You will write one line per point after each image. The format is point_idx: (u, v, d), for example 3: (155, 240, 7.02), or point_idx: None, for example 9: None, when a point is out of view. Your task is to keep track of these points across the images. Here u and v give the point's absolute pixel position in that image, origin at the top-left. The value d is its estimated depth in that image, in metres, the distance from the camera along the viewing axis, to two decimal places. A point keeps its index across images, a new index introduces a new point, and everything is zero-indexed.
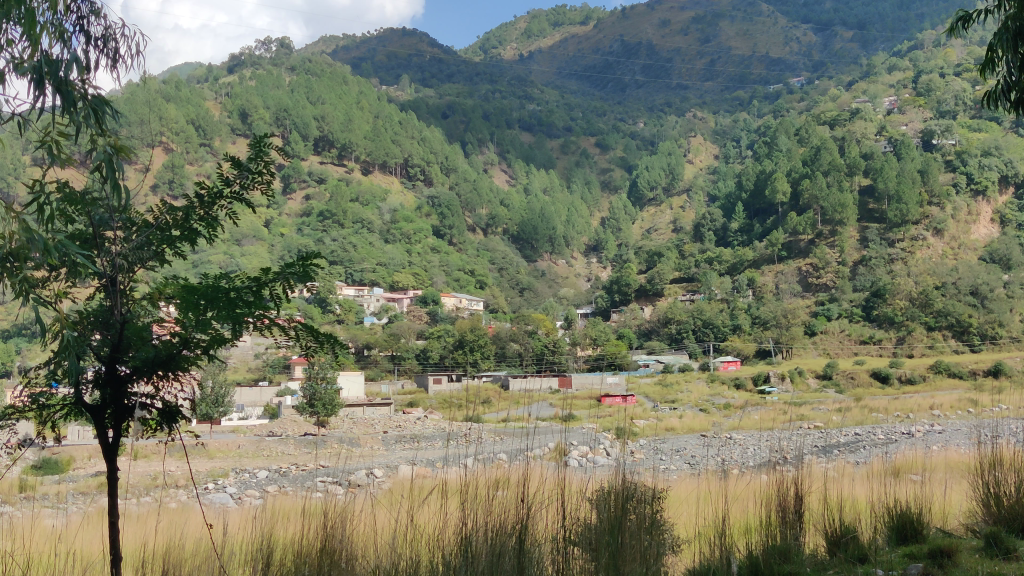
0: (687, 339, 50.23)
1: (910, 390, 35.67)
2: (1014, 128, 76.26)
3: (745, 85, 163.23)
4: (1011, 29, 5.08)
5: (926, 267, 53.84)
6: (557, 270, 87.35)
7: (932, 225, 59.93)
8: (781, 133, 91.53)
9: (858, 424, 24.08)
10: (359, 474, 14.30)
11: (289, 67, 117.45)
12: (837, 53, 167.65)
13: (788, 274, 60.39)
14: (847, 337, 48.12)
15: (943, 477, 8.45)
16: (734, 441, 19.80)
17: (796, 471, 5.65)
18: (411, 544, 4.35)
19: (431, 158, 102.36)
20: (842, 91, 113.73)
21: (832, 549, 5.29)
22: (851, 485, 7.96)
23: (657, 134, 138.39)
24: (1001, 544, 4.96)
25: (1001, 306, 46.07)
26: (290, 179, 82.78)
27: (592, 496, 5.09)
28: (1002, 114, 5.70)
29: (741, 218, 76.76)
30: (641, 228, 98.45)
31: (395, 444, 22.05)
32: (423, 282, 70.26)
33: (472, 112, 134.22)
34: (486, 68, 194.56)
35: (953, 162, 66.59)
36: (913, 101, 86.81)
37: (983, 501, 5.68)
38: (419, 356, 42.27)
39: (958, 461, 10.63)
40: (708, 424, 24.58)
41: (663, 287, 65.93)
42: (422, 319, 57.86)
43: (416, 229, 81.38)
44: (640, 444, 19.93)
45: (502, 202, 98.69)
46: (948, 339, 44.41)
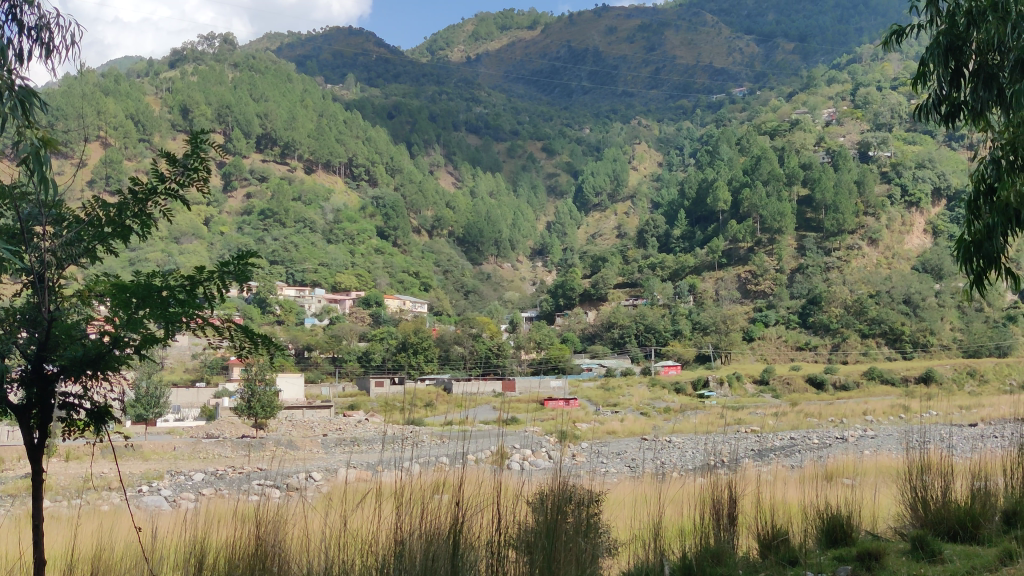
0: (630, 343, 50.71)
1: (843, 396, 36.58)
2: (947, 141, 78.55)
3: (689, 95, 165.20)
4: (942, 44, 5.52)
5: (861, 276, 55.27)
6: (502, 273, 87.40)
7: (867, 235, 61.47)
8: (723, 142, 93.01)
9: (793, 428, 24.71)
10: (296, 479, 14.20)
11: (232, 63, 115.78)
12: (779, 64, 170.51)
13: (728, 281, 61.25)
14: (783, 343, 49.10)
15: (872, 483, 8.69)
16: (673, 446, 20.11)
17: (730, 476, 5.75)
18: (344, 546, 4.32)
19: (376, 158, 101.78)
20: (783, 103, 115.96)
21: (763, 551, 5.38)
22: (786, 488, 8.11)
23: (602, 140, 139.52)
24: (926, 546, 5.10)
25: (932, 315, 47.40)
26: (232, 176, 81.71)
27: (529, 499, 5.06)
28: (932, 127, 6.01)
29: (683, 225, 77.90)
30: (586, 233, 98.88)
31: (334, 447, 21.89)
32: (367, 284, 69.65)
33: (418, 113, 133.74)
34: (434, 70, 194.00)
35: (888, 173, 68.44)
36: (850, 113, 88.82)
37: (912, 505, 5.82)
38: (361, 358, 42.09)
39: (888, 465, 11.00)
40: (648, 427, 24.90)
41: (608, 292, 66.39)
42: (363, 321, 57.53)
43: (361, 230, 80.73)
44: (581, 448, 20.12)
45: (448, 204, 98.15)
46: (882, 346, 45.64)
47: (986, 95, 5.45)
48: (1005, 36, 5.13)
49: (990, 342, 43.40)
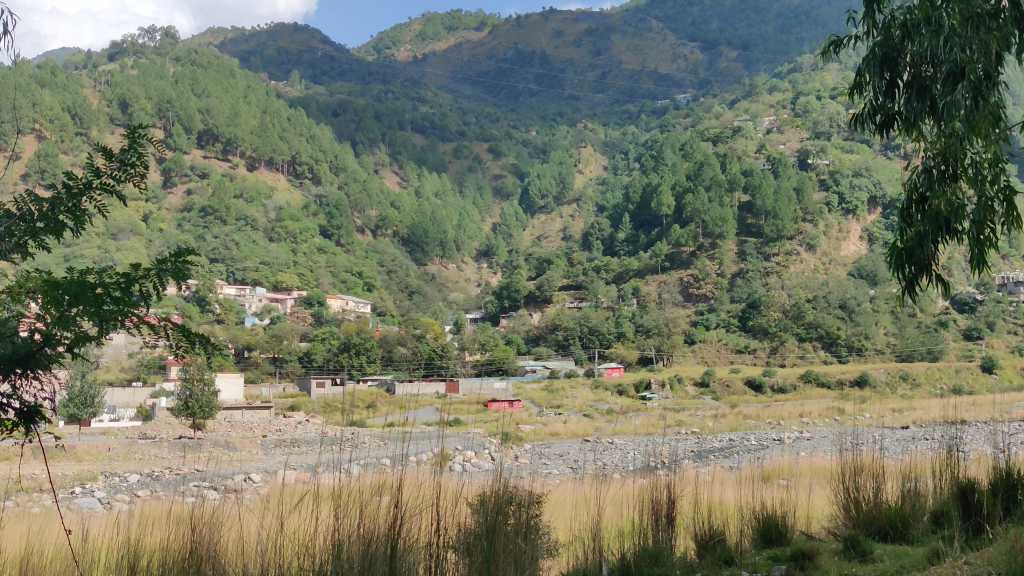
0: (574, 345, 50.93)
1: (781, 398, 37.26)
2: (883, 150, 80.48)
3: (634, 100, 166.77)
4: (879, 55, 5.68)
5: (799, 281, 56.36)
6: (446, 274, 87.22)
7: (805, 241, 62.70)
8: (667, 147, 94.07)
9: (731, 430, 25.10)
10: (236, 480, 13.99)
11: (173, 58, 113.80)
12: (722, 71, 173.19)
13: (671, 285, 61.89)
14: (724, 346, 49.75)
15: (806, 484, 8.83)
16: (615, 448, 20.29)
17: (670, 478, 5.80)
18: (280, 547, 4.24)
19: (320, 156, 100.71)
20: (725, 110, 117.78)
21: (700, 552, 5.44)
22: (723, 489, 8.22)
23: (548, 142, 139.92)
24: (858, 546, 5.21)
25: (867, 319, 48.55)
26: (171, 172, 80.11)
27: (470, 501, 5.02)
28: (867, 136, 6.17)
29: (627, 228, 78.59)
30: (531, 236, 98.98)
31: (273, 449, 21.62)
32: (309, 283, 68.82)
33: (363, 111, 132.74)
34: (379, 68, 192.57)
35: (827, 181, 69.95)
36: (791, 121, 90.47)
37: (844, 507, 5.95)
38: (302, 358, 41.63)
39: (822, 466, 11.25)
40: (590, 428, 25.08)
41: (552, 294, 66.59)
42: (305, 321, 56.93)
43: (303, 229, 79.75)
44: (524, 449, 20.19)
45: (393, 204, 97.50)
46: (818, 350, 46.60)
47: (919, 104, 5.63)
48: (936, 48, 5.32)
49: (922, 346, 44.72)
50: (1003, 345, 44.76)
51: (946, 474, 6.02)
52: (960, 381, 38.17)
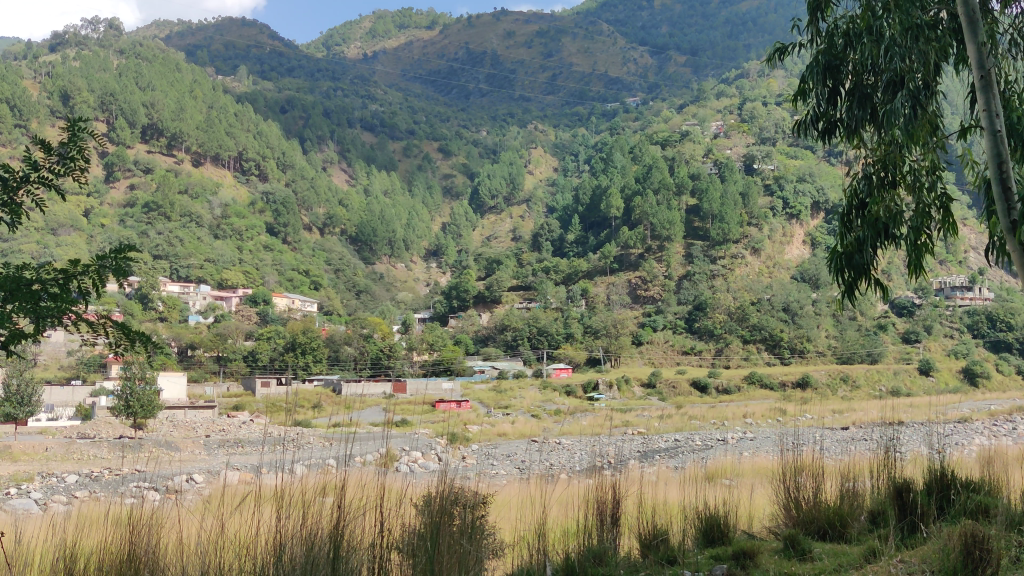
0: (522, 346, 51.05)
1: (726, 400, 37.77)
2: (827, 157, 82.07)
3: (584, 102, 167.73)
4: (822, 63, 5.78)
5: (744, 284, 57.26)
6: (395, 274, 86.83)
7: (750, 244, 63.73)
8: (617, 150, 94.77)
9: (676, 429, 25.42)
10: (178, 482, 13.84)
11: (117, 50, 111.59)
12: (671, 75, 175.04)
13: (620, 286, 62.26)
14: (670, 347, 50.25)
15: (747, 485, 8.93)
16: (562, 448, 20.41)
17: (614, 479, 5.83)
18: (224, 548, 4.15)
19: (267, 153, 99.51)
20: (673, 114, 119.19)
21: (644, 552, 5.48)
22: (668, 489, 8.29)
23: (499, 143, 139.91)
24: (797, 545, 5.33)
25: (809, 322, 49.48)
26: (114, 167, 78.51)
27: (414, 502, 4.98)
28: (809, 142, 6.28)
29: (576, 230, 78.99)
30: (481, 236, 98.90)
31: (218, 448, 21.33)
32: (254, 281, 67.96)
33: (312, 108, 131.46)
34: (328, 65, 190.69)
35: (772, 186, 71.14)
36: (737, 126, 91.76)
37: (785, 505, 6.04)
38: (247, 357, 41.07)
39: (763, 466, 11.48)
40: (537, 428, 25.21)
41: (501, 294, 66.67)
42: (251, 319, 56.15)
43: (249, 226, 78.56)
44: (472, 449, 20.21)
45: (341, 202, 96.72)
46: (762, 351, 47.46)
47: (860, 113, 5.77)
48: (877, 58, 5.42)
49: (861, 349, 45.86)
50: (939, 348, 46.03)
51: (884, 474, 6.13)
52: (898, 383, 39.20)
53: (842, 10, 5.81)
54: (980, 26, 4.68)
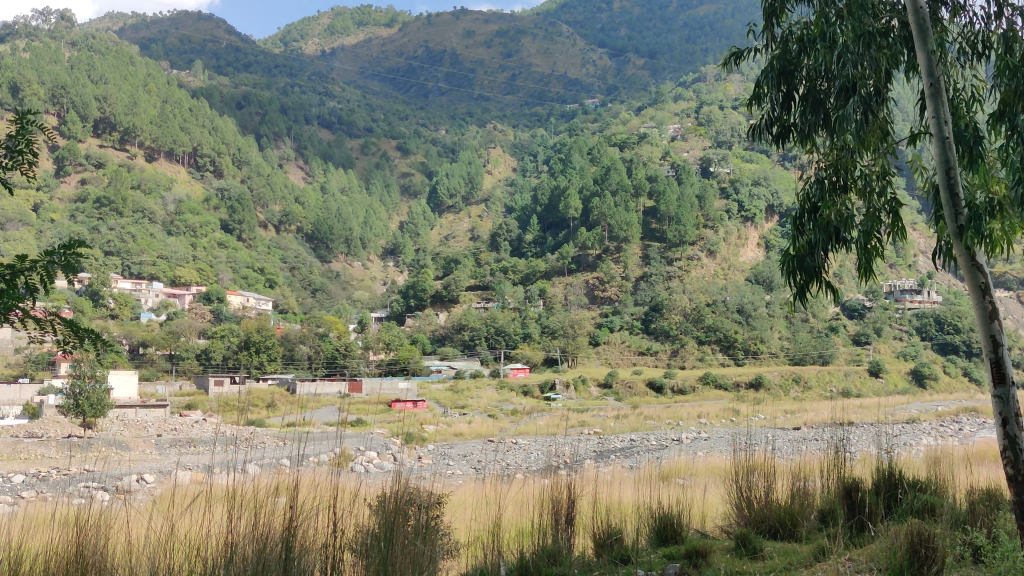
0: (479, 346, 51.05)
1: (681, 400, 38.13)
2: (781, 161, 83.16)
3: (543, 103, 168.39)
4: (776, 67, 5.86)
5: (699, 286, 57.84)
6: (351, 273, 86.24)
7: (706, 246, 64.44)
8: (575, 151, 95.11)
9: (632, 429, 25.63)
10: (129, 482, 13.67)
11: (69, 42, 109.47)
12: (630, 78, 176.16)
13: (577, 287, 62.51)
14: (627, 347, 50.51)
15: (701, 485, 8.98)
16: (519, 448, 20.46)
17: (570, 479, 5.84)
18: (174, 550, 4.07)
19: (222, 149, 98.31)
20: (631, 116, 120.07)
21: (598, 550, 5.51)
22: (622, 489, 8.33)
23: (457, 142, 139.63)
24: (748, 544, 5.40)
25: (763, 324, 50.12)
26: (65, 161, 77.03)
27: (369, 502, 4.93)
28: (764, 145, 6.36)
29: (535, 230, 79.15)
30: (439, 235, 98.66)
31: (170, 448, 21.07)
32: (208, 280, 67.11)
33: (269, 105, 130.19)
34: (286, 61, 188.84)
35: (727, 189, 72.00)
36: (694, 130, 92.64)
37: (737, 504, 6.11)
38: (200, 356, 40.55)
39: (716, 466, 11.59)
40: (494, 428, 25.25)
41: (458, 294, 66.57)
42: (204, 317, 55.39)
43: (204, 223, 77.55)
44: (428, 449, 20.19)
45: (297, 200, 95.95)
46: (716, 352, 48.06)
47: (812, 117, 5.86)
48: (829, 63, 5.48)
49: (813, 351, 46.61)
50: (889, 351, 46.94)
51: (832, 474, 6.25)
52: (849, 385, 39.90)
53: (796, 15, 5.90)
54: (928, 35, 4.79)
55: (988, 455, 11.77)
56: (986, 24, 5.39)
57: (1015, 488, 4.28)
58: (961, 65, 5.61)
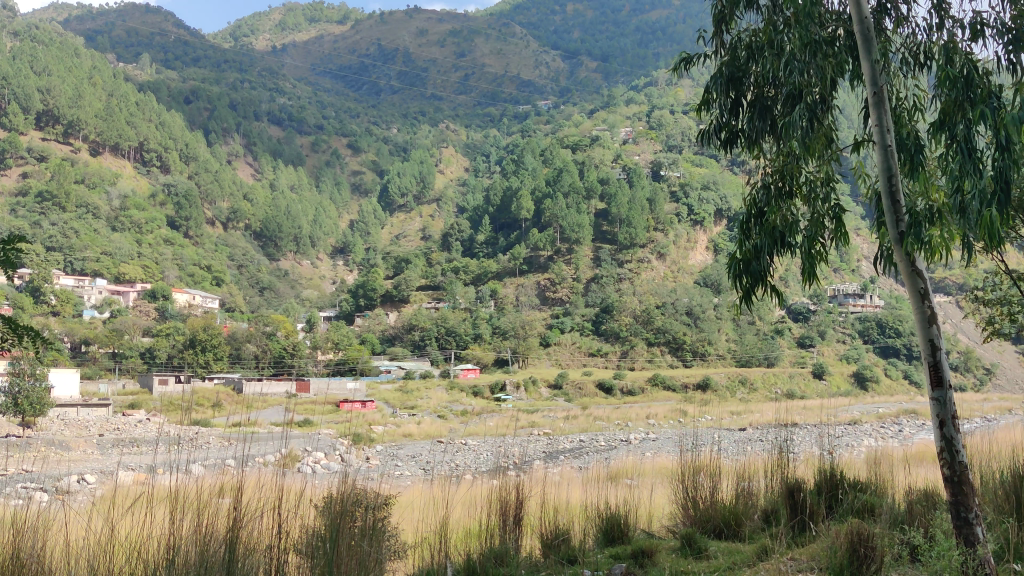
0: (429, 346, 50.93)
1: (630, 401, 38.47)
2: (730, 165, 84.29)
3: (496, 103, 168.60)
4: (726, 74, 5.94)
5: (649, 288, 58.42)
6: (301, 271, 85.47)
7: (656, 249, 65.13)
8: (528, 152, 95.35)
9: (581, 430, 25.80)
10: (70, 482, 13.41)
11: (11, 32, 106.86)
12: (583, 80, 177.18)
13: (528, 287, 62.64)
14: (577, 349, 50.75)
15: (648, 486, 9.06)
16: (469, 449, 20.48)
17: (518, 481, 5.84)
18: (116, 552, 3.98)
19: (169, 144, 96.68)
20: (584, 119, 120.77)
21: (544, 551, 5.53)
22: (570, 490, 8.37)
23: (409, 141, 139.09)
24: (694, 544, 5.46)
25: (711, 326, 50.79)
26: (6, 154, 75.21)
27: (316, 503, 4.88)
28: (713, 151, 6.44)
29: (486, 231, 79.18)
30: (390, 234, 98.17)
31: (112, 447, 20.68)
32: (153, 276, 65.94)
33: (218, 100, 128.41)
34: (236, 56, 186.34)
35: (677, 193, 72.83)
36: (645, 133, 93.57)
37: (682, 505, 6.17)
38: (144, 354, 39.92)
39: (664, 467, 11.71)
40: (443, 429, 25.22)
41: (409, 294, 66.35)
42: (149, 315, 54.46)
43: (149, 219, 76.16)
44: (377, 450, 20.12)
45: (245, 196, 94.62)
46: (665, 354, 48.62)
47: (760, 124, 5.97)
48: (776, 71, 5.59)
49: (759, 353, 47.39)
50: (832, 353, 47.89)
51: (776, 474, 6.34)
52: (793, 386, 40.63)
53: (745, 23, 5.97)
54: (874, 44, 4.88)
55: (925, 455, 12.14)
56: (928, 35, 5.49)
57: (950, 487, 4.39)
58: (902, 76, 5.75)
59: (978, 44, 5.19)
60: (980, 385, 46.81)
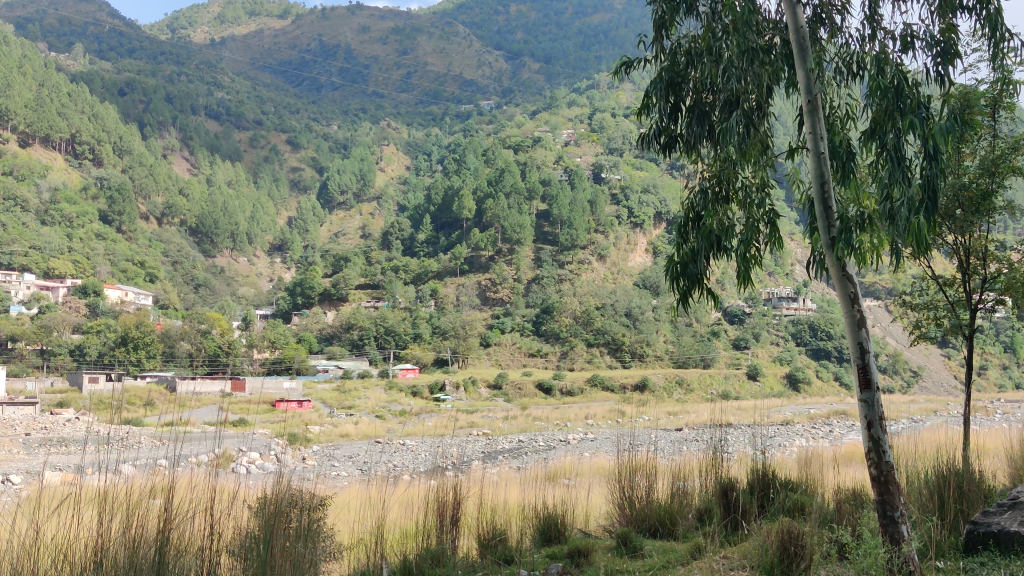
0: (368, 345, 50.57)
1: (569, 401, 38.75)
2: (669, 169, 85.35)
3: (438, 101, 168.09)
4: (664, 79, 5.99)
5: (589, 289, 58.89)
6: (237, 268, 84.15)
7: (596, 251, 65.66)
8: (469, 152, 95.36)
9: (521, 430, 25.87)
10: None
11: None
12: (525, 81, 178.00)
13: (469, 287, 62.53)
14: (517, 349, 50.85)
15: (586, 486, 9.09)
16: (408, 449, 20.39)
17: (453, 481, 5.81)
18: (40, 554, 3.86)
19: (103, 136, 94.23)
20: (526, 119, 121.27)
21: (481, 551, 5.53)
22: (508, 489, 8.38)
23: (350, 138, 137.95)
24: (629, 544, 5.51)
25: (649, 327, 51.41)
26: None
27: (250, 507, 4.80)
28: (653, 154, 6.48)
29: (427, 230, 78.91)
30: (329, 232, 97.23)
31: (38, 446, 20.09)
32: (84, 272, 64.25)
33: (153, 92, 125.70)
34: (172, 48, 182.49)
35: (617, 196, 73.61)
36: (587, 135, 94.34)
37: (620, 504, 6.21)
38: (74, 353, 38.91)
39: (601, 466, 11.75)
40: (381, 429, 25.05)
41: (348, 292, 65.77)
42: (78, 312, 53.07)
43: (80, 212, 74.06)
44: (313, 450, 19.91)
45: (181, 190, 92.63)
46: (605, 355, 49.10)
47: (699, 130, 6.04)
48: (716, 77, 5.66)
49: (696, 354, 48.17)
50: (766, 355, 48.85)
51: (711, 474, 6.42)
52: (728, 387, 41.39)
53: (685, 29, 6.02)
54: (809, 54, 4.99)
55: (852, 455, 12.44)
56: (862, 46, 5.60)
57: (877, 487, 4.51)
58: (836, 85, 5.86)
59: (909, 55, 5.34)
60: (906, 387, 48.28)
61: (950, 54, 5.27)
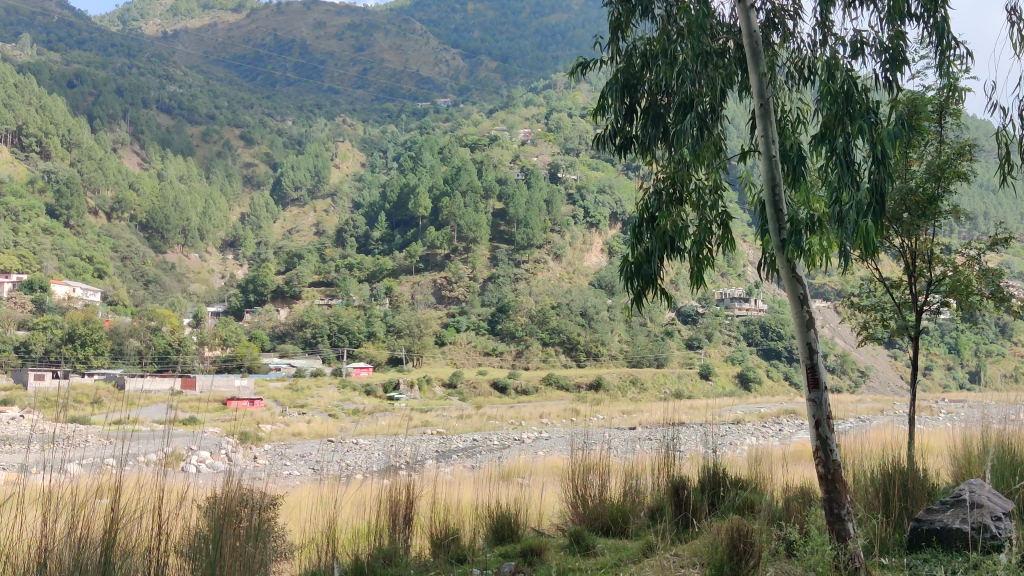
0: (322, 343, 50.15)
1: (523, 400, 38.74)
2: (625, 170, 85.83)
3: (394, 98, 166.99)
4: (621, 80, 6.03)
5: (545, 288, 59.07)
6: (187, 265, 82.86)
7: (552, 250, 65.81)
8: (425, 150, 95.00)
9: (475, 429, 25.83)
10: None
11: None
12: (482, 80, 177.58)
13: (424, 285, 62.30)
14: (472, 347, 50.79)
15: (538, 485, 9.12)
16: (361, 448, 20.24)
17: (405, 481, 5.79)
18: None
19: (51, 129, 92.20)
20: (483, 118, 121.06)
21: (434, 551, 5.52)
22: (461, 488, 8.37)
23: (304, 134, 136.58)
24: (582, 542, 5.56)
25: (604, 326, 51.69)
26: None
27: (199, 505, 4.75)
28: (608, 154, 6.50)
29: (383, 227, 78.48)
30: (282, 228, 96.22)
31: None
32: (30, 267, 62.83)
33: (103, 85, 123.21)
34: (123, 40, 179.20)
35: (572, 196, 73.89)
36: (543, 135, 94.47)
37: (573, 502, 6.24)
38: (19, 350, 38.02)
39: (554, 465, 11.76)
40: (334, 429, 24.85)
41: (302, 290, 65.17)
42: (23, 308, 51.88)
43: (27, 207, 72.39)
44: (264, 449, 19.66)
45: (131, 185, 90.95)
46: (560, 354, 49.24)
47: (653, 130, 6.10)
48: (670, 80, 5.70)
49: (650, 353, 48.53)
50: (719, 354, 49.38)
51: (664, 473, 6.47)
52: (681, 386, 41.79)
53: (640, 31, 6.08)
54: (761, 58, 5.06)
55: (802, 454, 12.57)
56: (813, 50, 5.69)
57: (826, 485, 4.59)
58: (788, 88, 5.94)
59: (858, 61, 5.44)
60: (854, 387, 49.13)
61: (898, 60, 5.38)
